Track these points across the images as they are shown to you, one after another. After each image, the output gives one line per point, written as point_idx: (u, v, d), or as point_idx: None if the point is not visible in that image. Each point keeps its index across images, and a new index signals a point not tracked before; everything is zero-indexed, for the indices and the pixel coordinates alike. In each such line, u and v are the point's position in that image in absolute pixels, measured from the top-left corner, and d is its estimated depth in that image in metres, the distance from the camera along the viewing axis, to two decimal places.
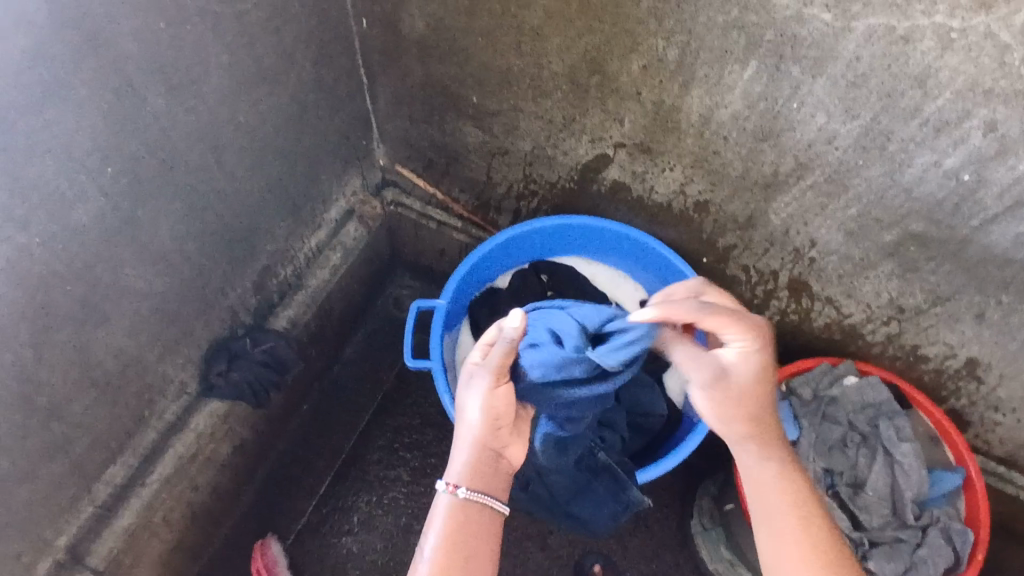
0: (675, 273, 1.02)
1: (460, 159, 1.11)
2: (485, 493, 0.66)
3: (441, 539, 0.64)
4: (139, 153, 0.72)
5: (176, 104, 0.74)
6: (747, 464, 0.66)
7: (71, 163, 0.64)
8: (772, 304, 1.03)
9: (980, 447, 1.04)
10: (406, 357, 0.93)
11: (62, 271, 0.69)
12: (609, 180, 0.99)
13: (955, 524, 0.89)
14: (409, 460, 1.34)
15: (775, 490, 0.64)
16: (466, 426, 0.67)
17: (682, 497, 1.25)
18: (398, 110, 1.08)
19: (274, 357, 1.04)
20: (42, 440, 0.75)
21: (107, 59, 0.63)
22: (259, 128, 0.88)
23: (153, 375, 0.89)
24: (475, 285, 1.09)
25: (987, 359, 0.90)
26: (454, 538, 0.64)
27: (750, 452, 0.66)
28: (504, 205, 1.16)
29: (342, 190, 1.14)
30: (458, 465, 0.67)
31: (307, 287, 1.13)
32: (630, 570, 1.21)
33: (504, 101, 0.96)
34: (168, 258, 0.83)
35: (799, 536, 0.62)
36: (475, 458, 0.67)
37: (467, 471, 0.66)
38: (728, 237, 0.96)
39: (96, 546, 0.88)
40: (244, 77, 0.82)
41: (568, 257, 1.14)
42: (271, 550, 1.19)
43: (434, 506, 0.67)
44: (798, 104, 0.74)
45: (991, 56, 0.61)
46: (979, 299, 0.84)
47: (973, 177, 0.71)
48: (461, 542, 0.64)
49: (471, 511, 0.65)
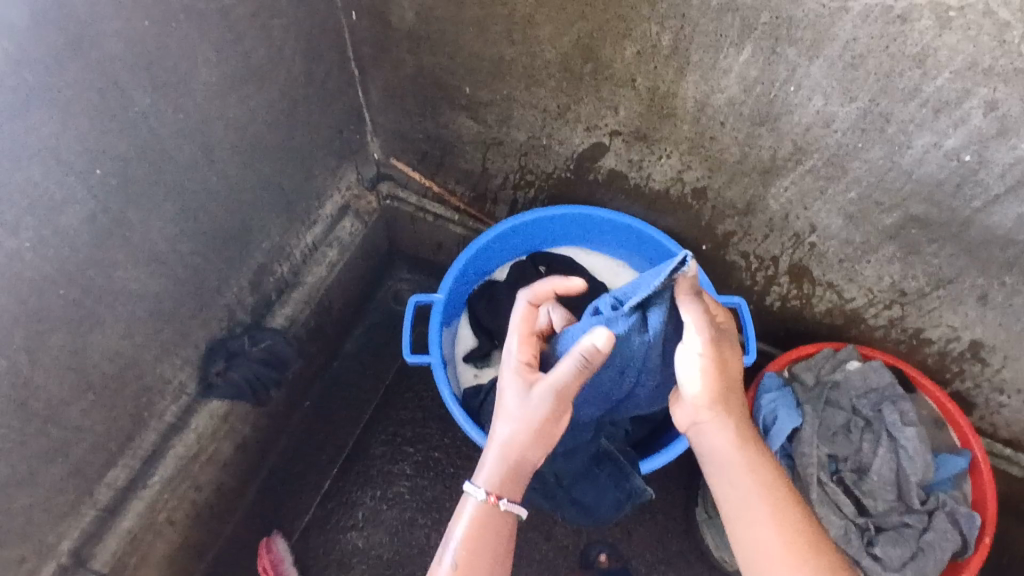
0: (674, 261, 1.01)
1: (455, 151, 1.10)
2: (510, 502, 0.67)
3: (462, 541, 0.64)
4: (128, 154, 0.71)
5: (164, 103, 0.73)
6: (721, 452, 0.66)
7: (58, 167, 0.63)
8: (773, 290, 1.02)
9: (985, 429, 1.04)
10: (406, 350, 0.92)
11: (53, 275, 0.68)
12: (606, 168, 0.98)
13: (962, 508, 0.88)
14: (412, 454, 1.34)
15: (753, 480, 0.64)
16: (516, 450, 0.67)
17: (686, 484, 1.25)
18: (391, 103, 1.07)
19: (273, 355, 1.04)
20: (40, 445, 0.75)
21: (91, 59, 0.62)
22: (250, 125, 0.87)
23: (152, 376, 0.89)
24: (472, 278, 1.08)
25: (991, 340, 0.90)
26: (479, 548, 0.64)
27: (725, 440, 0.66)
28: (501, 196, 1.15)
29: (337, 185, 1.14)
30: (485, 470, 0.67)
31: (305, 284, 1.12)
32: (636, 558, 1.21)
33: (497, 91, 0.95)
34: (162, 259, 0.82)
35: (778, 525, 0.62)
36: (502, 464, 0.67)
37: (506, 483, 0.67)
38: (727, 224, 0.95)
39: (100, 548, 0.88)
40: (233, 73, 0.81)
41: (566, 247, 1.13)
42: (277, 548, 1.20)
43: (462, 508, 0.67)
44: (795, 87, 0.73)
45: (991, 34, 0.60)
46: (982, 281, 0.83)
47: (974, 157, 0.70)
48: (482, 546, 0.64)
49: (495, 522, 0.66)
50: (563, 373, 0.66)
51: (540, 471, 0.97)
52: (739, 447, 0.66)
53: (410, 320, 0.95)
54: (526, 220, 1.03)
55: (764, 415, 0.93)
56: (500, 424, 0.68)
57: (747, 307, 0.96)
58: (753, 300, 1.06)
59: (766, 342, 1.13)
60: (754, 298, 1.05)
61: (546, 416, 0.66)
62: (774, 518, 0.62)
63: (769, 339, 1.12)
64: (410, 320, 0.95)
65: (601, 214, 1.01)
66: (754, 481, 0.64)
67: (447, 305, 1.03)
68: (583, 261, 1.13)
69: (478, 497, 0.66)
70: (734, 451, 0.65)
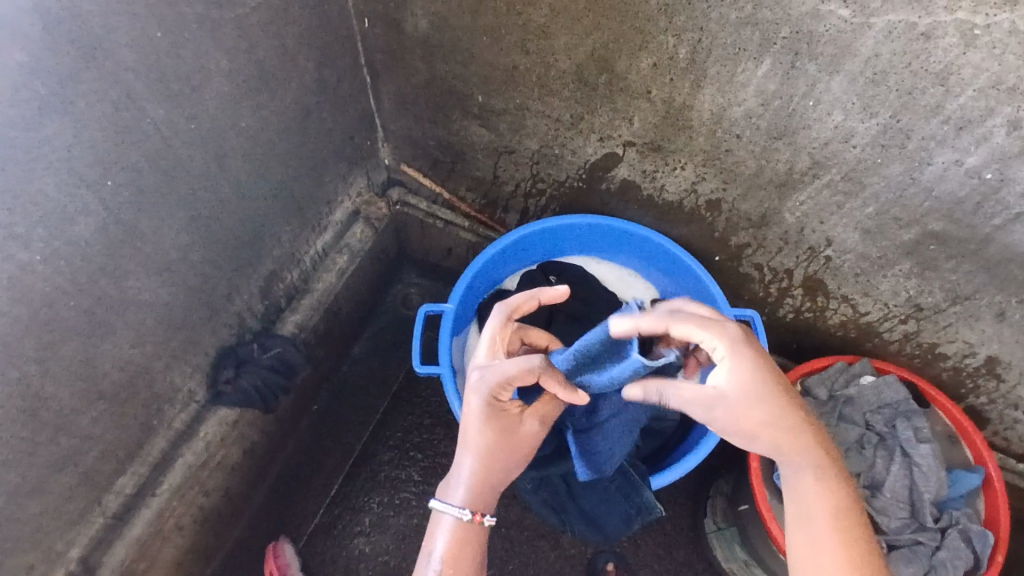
0: (688, 272, 1.00)
1: (466, 158, 1.09)
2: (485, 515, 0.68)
3: (446, 556, 0.65)
4: (140, 164, 0.70)
5: (177, 113, 0.72)
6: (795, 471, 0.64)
7: (71, 178, 0.63)
8: (786, 303, 1.01)
9: (998, 444, 1.03)
10: (416, 363, 0.90)
11: (65, 286, 0.68)
12: (619, 178, 0.97)
13: (974, 525, 0.86)
14: (420, 459, 1.34)
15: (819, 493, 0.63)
16: (504, 473, 0.69)
17: (694, 494, 1.24)
18: (403, 111, 1.06)
19: (282, 362, 1.03)
20: (51, 454, 0.75)
21: (104, 69, 0.62)
22: (262, 133, 0.87)
23: (162, 385, 0.88)
24: (481, 288, 1.07)
25: (1007, 357, 0.88)
26: (467, 561, 0.65)
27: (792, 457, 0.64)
28: (512, 203, 1.14)
29: (347, 191, 1.13)
30: (469, 489, 0.67)
31: (316, 290, 1.11)
32: (643, 569, 1.20)
33: (510, 100, 0.94)
34: (173, 268, 0.82)
35: (848, 557, 0.59)
36: (489, 487, 0.68)
37: (487, 500, 0.68)
38: (741, 236, 0.94)
39: (108, 556, 0.88)
40: (246, 82, 0.80)
41: (577, 256, 1.12)
42: (283, 552, 1.20)
43: (441, 524, 0.67)
44: (814, 102, 0.72)
45: (1016, 53, 0.59)
46: (1000, 298, 0.82)
47: (995, 175, 0.69)
48: (467, 562, 0.65)
49: (476, 536, 0.67)
50: (548, 408, 0.74)
51: (549, 481, 0.97)
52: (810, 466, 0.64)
53: (420, 331, 0.94)
54: (538, 228, 1.02)
55: None
56: (492, 453, 0.68)
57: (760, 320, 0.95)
58: (765, 313, 1.05)
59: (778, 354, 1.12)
60: (767, 310, 1.04)
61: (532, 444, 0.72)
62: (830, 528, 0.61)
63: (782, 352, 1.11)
64: (420, 331, 0.93)
65: (613, 223, 1.00)
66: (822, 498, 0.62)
67: (457, 316, 1.02)
68: (595, 270, 1.12)
69: (461, 516, 0.66)
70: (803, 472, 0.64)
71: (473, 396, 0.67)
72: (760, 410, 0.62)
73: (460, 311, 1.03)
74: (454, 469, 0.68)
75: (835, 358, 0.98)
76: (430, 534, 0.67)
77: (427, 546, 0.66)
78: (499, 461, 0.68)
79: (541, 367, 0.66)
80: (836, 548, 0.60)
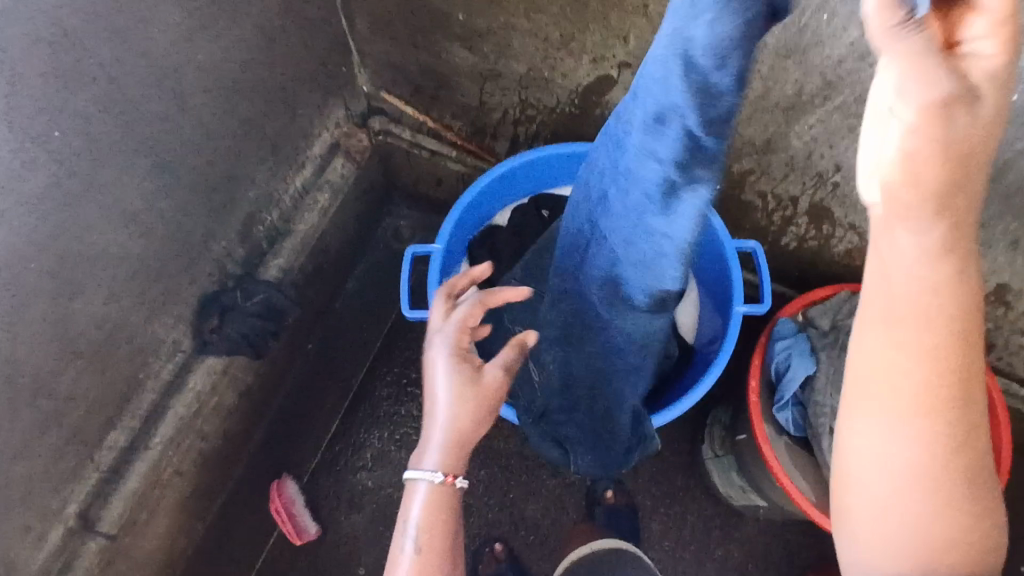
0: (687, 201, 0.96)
1: (449, 83, 1.02)
2: (456, 476, 0.67)
3: (419, 519, 0.65)
4: (89, 111, 0.64)
5: (124, 51, 0.65)
6: (907, 264, 0.39)
7: (14, 134, 0.57)
8: (790, 232, 0.96)
9: (1001, 368, 1.01)
10: (406, 307, 0.87)
11: (22, 248, 0.64)
12: (614, 103, 0.91)
13: (976, 456, 0.87)
14: (419, 395, 1.34)
15: (941, 304, 0.40)
16: (471, 433, 0.69)
17: (693, 421, 1.25)
18: (379, 33, 0.98)
19: (268, 307, 1.00)
20: (34, 417, 0.73)
21: (33, 7, 0.55)
22: (223, 66, 0.80)
23: (143, 339, 0.85)
24: (472, 225, 1.03)
25: (1018, 285, 0.85)
26: (440, 521, 0.65)
27: (924, 239, 0.39)
28: (501, 131, 1.08)
29: (325, 123, 1.06)
30: (440, 452, 0.67)
31: (298, 230, 1.06)
32: (641, 494, 1.23)
33: (494, 20, 0.86)
34: (140, 218, 0.77)
35: (938, 395, 0.41)
36: (458, 444, 0.68)
37: (456, 460, 0.68)
38: (744, 162, 0.88)
39: (107, 509, 0.88)
40: (199, 11, 0.72)
41: (571, 187, 1.07)
42: (287, 491, 1.22)
43: (414, 493, 0.66)
44: (828, 16, 0.64)
45: None
46: (1017, 226, 0.77)
47: None
48: (440, 522, 0.65)
49: (447, 496, 0.66)
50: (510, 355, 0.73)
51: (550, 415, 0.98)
52: (943, 260, 0.39)
53: (408, 273, 0.90)
54: (528, 159, 0.96)
55: (777, 364, 0.93)
56: (458, 408, 0.67)
57: (761, 251, 0.91)
58: (766, 242, 1.01)
59: (779, 283, 1.09)
60: (769, 239, 1.00)
61: (496, 395, 0.71)
62: (935, 354, 0.40)
63: (783, 281, 1.07)
64: (408, 274, 0.90)
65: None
66: (941, 320, 0.40)
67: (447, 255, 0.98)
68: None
69: (433, 480, 0.66)
70: (926, 266, 0.39)
71: (432, 356, 0.70)
72: (952, 157, 0.36)
73: (450, 250, 0.99)
74: (422, 440, 0.69)
75: (839, 288, 0.95)
76: (405, 507, 0.66)
77: (402, 514, 0.66)
78: (468, 416, 0.68)
79: (486, 297, 0.72)
80: (926, 391, 0.41)
